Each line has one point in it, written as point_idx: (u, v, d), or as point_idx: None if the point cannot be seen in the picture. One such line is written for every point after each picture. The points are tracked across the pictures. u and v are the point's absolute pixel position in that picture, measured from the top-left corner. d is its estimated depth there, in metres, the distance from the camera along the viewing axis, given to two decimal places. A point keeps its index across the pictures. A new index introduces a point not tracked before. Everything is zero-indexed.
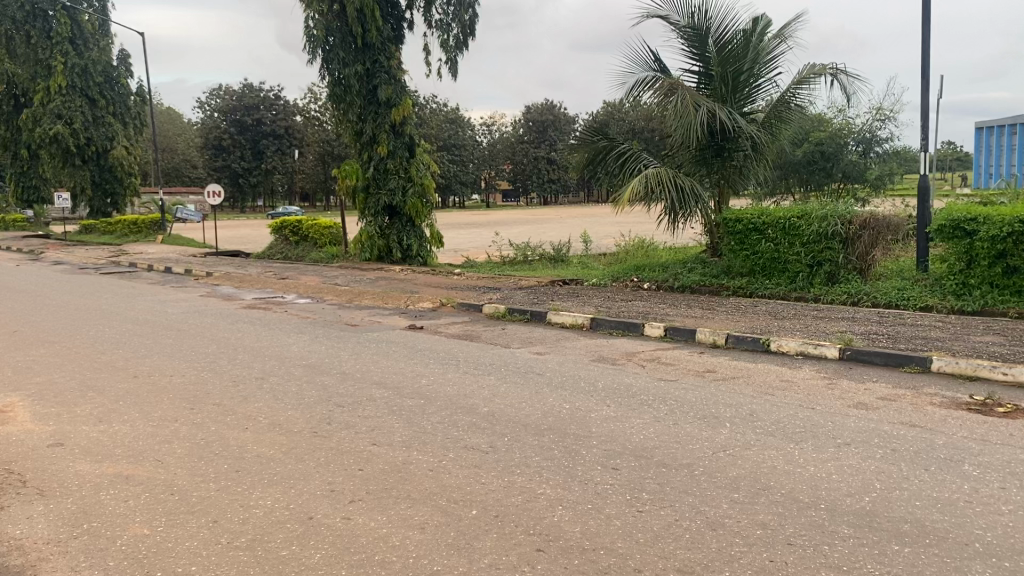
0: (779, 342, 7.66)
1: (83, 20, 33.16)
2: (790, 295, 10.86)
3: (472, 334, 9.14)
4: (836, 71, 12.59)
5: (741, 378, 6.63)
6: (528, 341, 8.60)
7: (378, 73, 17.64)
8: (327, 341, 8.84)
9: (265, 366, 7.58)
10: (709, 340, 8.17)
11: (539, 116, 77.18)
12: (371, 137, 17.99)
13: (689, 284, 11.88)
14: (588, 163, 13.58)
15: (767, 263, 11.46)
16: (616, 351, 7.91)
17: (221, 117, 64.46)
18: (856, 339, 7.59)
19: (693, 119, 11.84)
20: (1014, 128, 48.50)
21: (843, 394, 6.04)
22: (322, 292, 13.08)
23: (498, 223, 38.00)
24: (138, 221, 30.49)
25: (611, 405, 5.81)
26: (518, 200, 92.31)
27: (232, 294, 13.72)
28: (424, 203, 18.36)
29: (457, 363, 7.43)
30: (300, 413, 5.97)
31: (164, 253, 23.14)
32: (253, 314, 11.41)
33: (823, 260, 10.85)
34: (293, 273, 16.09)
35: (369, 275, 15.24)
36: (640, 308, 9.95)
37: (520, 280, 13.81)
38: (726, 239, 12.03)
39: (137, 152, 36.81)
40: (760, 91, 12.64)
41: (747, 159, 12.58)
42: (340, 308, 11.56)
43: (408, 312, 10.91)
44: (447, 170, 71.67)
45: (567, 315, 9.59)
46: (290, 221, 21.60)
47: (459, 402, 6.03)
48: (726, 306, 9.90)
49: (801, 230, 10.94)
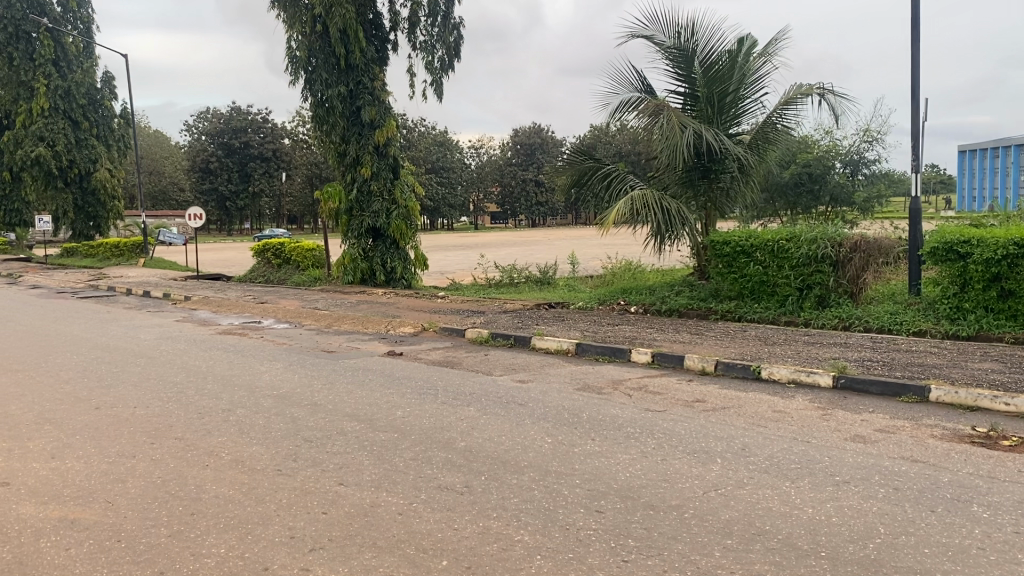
0: (770, 369, 7.36)
1: (67, 41, 32.91)
2: (779, 320, 10.57)
3: (453, 361, 8.82)
4: (824, 92, 12.42)
5: (732, 408, 6.32)
6: (510, 368, 8.28)
7: (362, 94, 17.37)
8: (301, 369, 8.48)
9: (234, 397, 7.24)
10: (698, 366, 7.87)
11: (527, 139, 77.26)
12: (354, 158, 17.70)
13: (677, 308, 11.61)
14: (573, 184, 13.33)
15: (755, 286, 11.17)
16: (601, 379, 7.60)
17: (208, 139, 64.18)
18: (850, 365, 7.31)
19: (679, 140, 11.58)
20: (998, 151, 48.80)
21: (839, 425, 5.75)
22: (302, 317, 12.73)
23: (485, 246, 37.74)
24: (120, 243, 30.07)
25: (595, 439, 5.49)
26: (506, 222, 92.25)
27: (209, 319, 13.35)
28: (408, 224, 18.07)
29: (435, 392, 7.11)
30: (266, 449, 5.62)
31: (144, 276, 22.72)
32: (228, 340, 11.05)
33: (813, 283, 10.58)
34: (273, 297, 15.73)
35: (351, 299, 14.91)
36: (627, 332, 9.65)
37: (505, 303, 13.50)
38: (714, 262, 11.77)
39: (120, 174, 36.43)
40: (747, 112, 12.43)
41: (734, 180, 12.35)
42: (318, 333, 11.22)
43: (389, 337, 10.57)
44: (434, 193, 71.55)
45: (551, 340, 9.28)
46: (272, 244, 21.25)
47: (435, 436, 5.70)
48: (715, 330, 9.61)
49: (790, 252, 10.69)
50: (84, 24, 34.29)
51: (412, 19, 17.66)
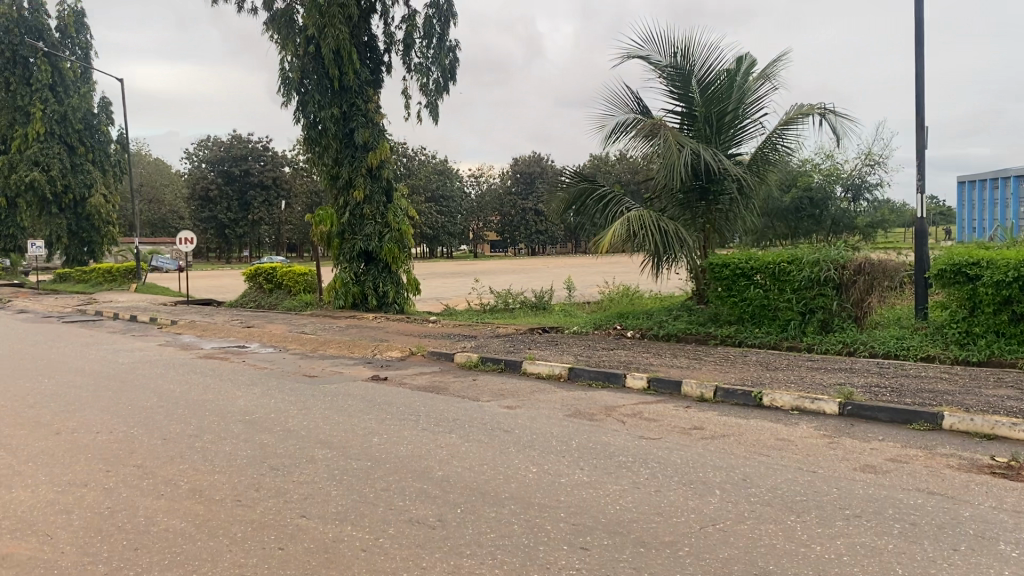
0: (772, 396, 6.96)
1: (64, 67, 32.85)
2: (781, 345, 10.19)
3: (439, 386, 8.40)
4: (825, 112, 12.11)
5: (732, 436, 5.91)
6: (499, 394, 7.87)
7: (355, 116, 17.08)
8: (280, 394, 8.07)
9: (204, 422, 6.82)
10: (696, 392, 7.46)
11: (527, 168, 77.14)
12: (347, 181, 17.38)
13: (675, 333, 11.23)
14: (569, 206, 13.02)
15: (756, 311, 10.79)
16: (594, 405, 7.19)
17: (208, 167, 64.03)
18: (857, 392, 6.89)
19: (677, 160, 11.27)
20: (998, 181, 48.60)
21: (847, 454, 5.33)
22: (287, 341, 12.32)
23: (482, 273, 37.32)
24: (113, 269, 29.73)
25: (584, 468, 5.08)
26: (505, 251, 91.95)
27: (192, 343, 12.95)
28: (401, 248, 17.72)
29: (417, 418, 6.70)
30: (228, 478, 5.19)
31: (134, 301, 22.34)
32: (209, 364, 10.64)
33: (816, 307, 10.22)
34: (260, 321, 15.33)
35: (341, 323, 14.53)
36: (623, 357, 9.25)
37: (497, 328, 13.11)
38: (714, 286, 11.40)
39: (115, 200, 36.17)
40: (747, 132, 12.10)
41: (733, 202, 12.02)
42: (303, 357, 10.82)
43: (375, 362, 10.16)
44: (433, 221, 71.30)
45: (543, 365, 8.87)
46: (264, 269, 20.88)
47: (412, 464, 5.29)
48: (713, 355, 9.21)
49: (792, 275, 10.32)
50: (82, 50, 34.22)
51: (407, 41, 17.42)
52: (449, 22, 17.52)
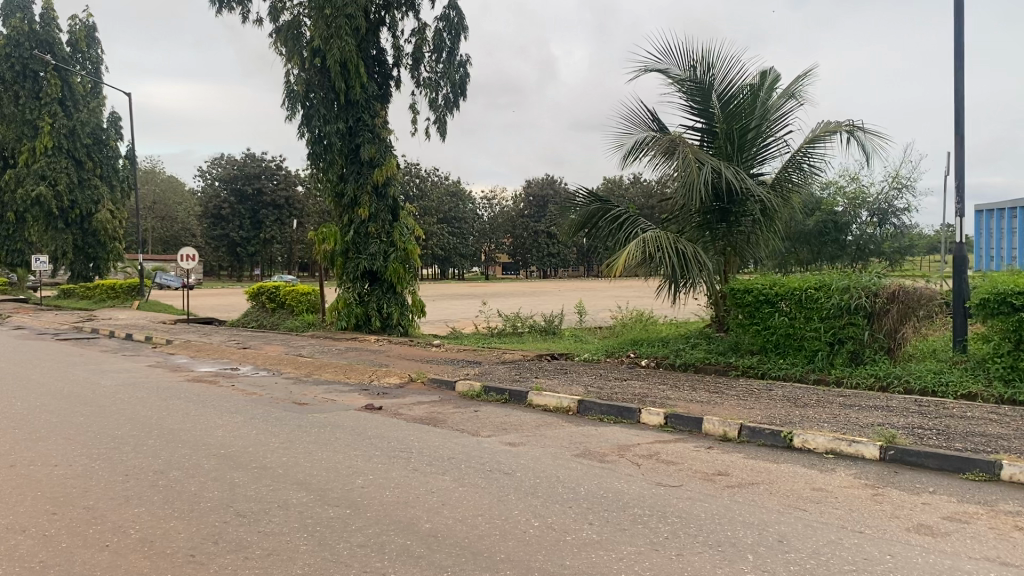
0: (804, 437, 6.27)
1: (74, 81, 32.62)
2: (807, 378, 9.50)
3: (437, 418, 7.74)
4: (853, 129, 11.47)
5: (762, 486, 5.22)
6: (501, 428, 7.20)
7: (362, 132, 16.53)
8: (264, 424, 7.42)
9: (174, 456, 6.17)
10: (719, 431, 6.78)
11: (540, 190, 76.41)
12: (352, 198, 16.79)
13: (692, 362, 10.55)
14: (582, 226, 12.39)
15: (780, 340, 10.12)
16: (605, 443, 6.51)
17: (221, 185, 63.92)
18: (900, 434, 6.18)
19: (696, 178, 10.64)
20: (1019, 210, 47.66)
21: (897, 510, 4.63)
22: (281, 365, 11.68)
23: (492, 296, 36.51)
24: (116, 285, 29.23)
25: (593, 524, 4.39)
26: (517, 273, 91.20)
27: (183, 365, 12.33)
28: (407, 268, 17.11)
29: (408, 455, 6.04)
30: (186, 526, 4.53)
31: (133, 319, 21.73)
32: (196, 388, 10.00)
33: (845, 337, 9.53)
34: (258, 342, 14.72)
35: (340, 345, 13.90)
36: (637, 389, 8.56)
37: (504, 354, 12.44)
38: (734, 313, 10.76)
39: (122, 216, 35.78)
40: (770, 150, 11.44)
41: (755, 224, 11.34)
42: (295, 383, 10.17)
43: (371, 389, 9.51)
44: (445, 242, 70.68)
45: (550, 396, 8.20)
46: (267, 287, 20.29)
47: (396, 514, 4.62)
48: (736, 389, 8.51)
49: (820, 303, 9.63)
50: (92, 65, 34.00)
51: (417, 54, 16.91)
52: (460, 35, 16.98)
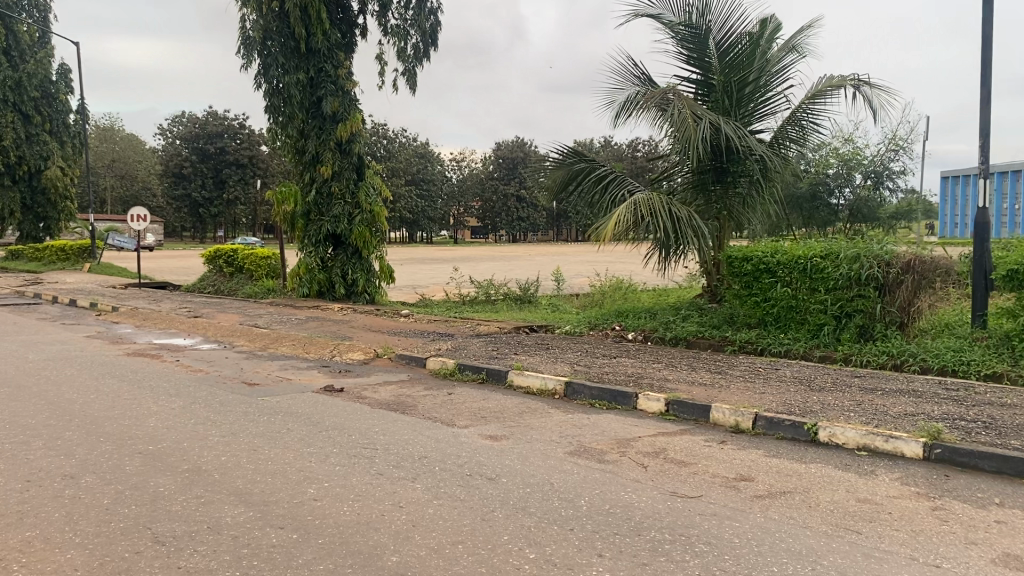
0: (831, 431, 5.43)
1: (21, 30, 30.67)
2: (812, 354, 8.67)
3: (406, 403, 6.79)
4: (859, 83, 10.59)
5: (797, 497, 4.35)
6: (480, 416, 6.28)
7: (324, 83, 15.26)
8: (206, 411, 6.41)
9: (93, 455, 5.16)
10: (730, 421, 5.91)
11: (509, 153, 74.69)
12: (314, 155, 15.61)
13: (684, 336, 9.69)
14: (563, 187, 11.42)
15: (781, 313, 9.28)
16: (600, 436, 5.62)
17: (182, 143, 61.74)
18: (945, 428, 5.33)
19: (693, 134, 9.70)
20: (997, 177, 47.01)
21: (971, 534, 3.78)
22: (234, 337, 10.63)
23: (461, 261, 35.23)
24: (66, 247, 27.72)
25: (604, 557, 3.49)
26: (486, 236, 89.83)
27: (125, 335, 11.23)
28: (373, 231, 16.01)
29: (371, 455, 5.08)
30: (86, 560, 3.54)
31: (81, 283, 20.43)
32: (135, 363, 8.93)
33: (854, 310, 8.70)
34: (210, 311, 13.62)
35: (301, 314, 12.86)
36: (629, 368, 7.67)
37: (478, 324, 11.51)
38: (730, 282, 9.92)
39: (74, 173, 34.00)
40: (771, 105, 10.50)
41: (752, 186, 10.44)
42: (247, 358, 9.16)
43: (331, 367, 8.52)
44: (412, 205, 69.09)
45: (533, 377, 7.29)
46: (224, 251, 19.10)
47: (356, 542, 3.67)
48: (738, 369, 7.65)
49: (827, 273, 8.76)
50: (40, 13, 32.02)
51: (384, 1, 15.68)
52: None
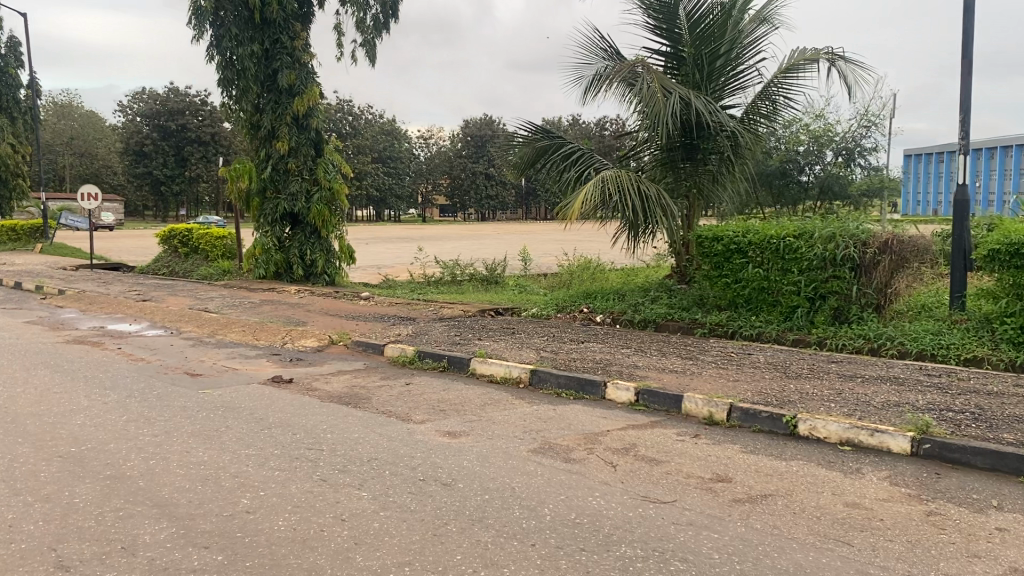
0: (812, 423, 5.08)
1: None
2: (785, 338, 8.34)
3: (360, 395, 6.34)
4: (834, 58, 10.20)
5: (779, 502, 3.98)
6: (438, 409, 5.84)
7: (279, 55, 14.68)
8: (140, 406, 5.90)
9: (6, 459, 4.65)
10: (703, 412, 5.52)
11: (478, 130, 73.71)
12: (270, 130, 14.97)
13: (652, 319, 9.31)
14: (530, 163, 10.97)
15: (753, 295, 8.91)
16: (566, 431, 5.21)
17: (142, 120, 60.17)
18: (934, 421, 4.99)
19: (663, 108, 9.26)
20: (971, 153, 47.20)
21: (972, 545, 3.44)
22: (182, 322, 10.06)
23: (428, 240, 34.48)
24: (16, 227, 26.73)
25: None
26: (454, 215, 88.93)
27: (67, 320, 10.63)
28: (333, 210, 15.43)
29: (315, 457, 4.63)
30: None
31: (30, 264, 19.60)
32: (72, 352, 8.36)
33: (828, 292, 8.33)
34: (161, 294, 13.01)
35: (256, 297, 12.32)
36: (598, 354, 7.27)
37: (442, 307, 11.05)
38: (700, 263, 9.53)
39: (26, 150, 32.79)
40: (742, 79, 10.11)
41: (723, 163, 10.04)
42: (194, 345, 8.63)
43: (283, 355, 8.04)
44: (379, 182, 68.05)
45: (497, 365, 6.88)
46: (179, 230, 18.41)
47: (287, 566, 3.24)
48: (711, 354, 7.29)
49: (801, 253, 8.40)
50: None
51: None
52: None
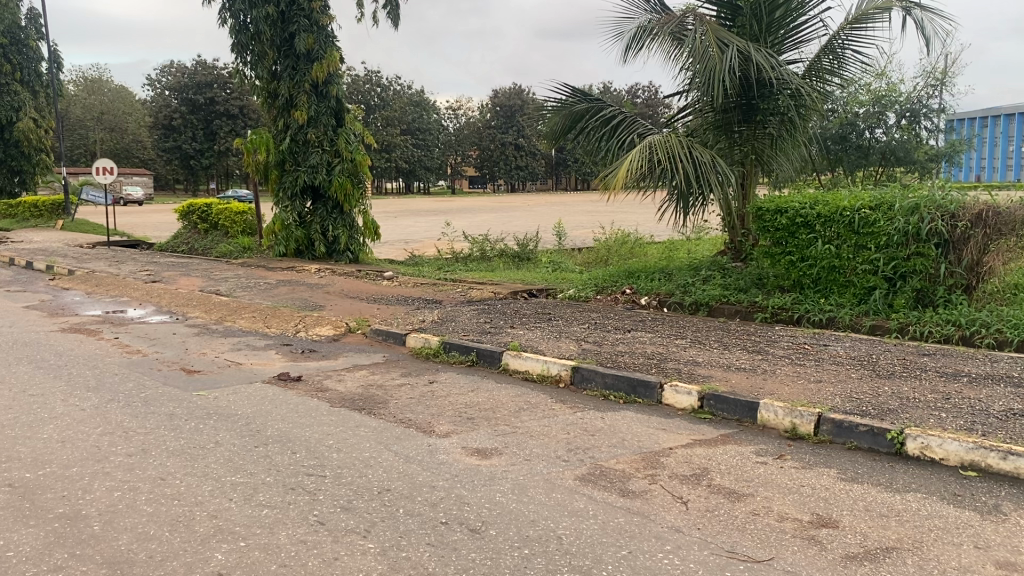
0: (923, 441, 4.13)
1: None
2: (860, 324, 7.36)
3: (375, 398, 5.45)
4: (909, 6, 9.06)
5: (909, 561, 3.03)
6: (465, 418, 4.93)
7: (296, 18, 13.75)
8: (120, 414, 5.06)
9: None
10: (785, 423, 4.63)
11: (507, 100, 72.38)
12: (288, 99, 14.09)
13: (707, 302, 8.36)
14: (565, 131, 9.98)
15: (822, 275, 7.92)
16: (619, 450, 4.30)
17: (172, 93, 59.63)
18: None
19: (718, 65, 8.25)
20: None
21: None
22: (189, 307, 9.25)
23: (457, 212, 33.54)
24: (37, 203, 26.17)
25: None
26: (483, 187, 87.80)
27: (69, 304, 9.87)
28: (355, 183, 14.56)
29: (315, 488, 3.76)
30: None
31: (48, 242, 18.96)
32: (64, 342, 7.57)
33: (910, 272, 7.35)
34: (173, 274, 12.25)
35: (272, 277, 11.51)
36: (648, 347, 6.32)
37: (470, 288, 10.16)
38: (760, 238, 8.54)
39: (48, 125, 32.17)
40: (803, 31, 9.02)
41: (785, 125, 9.00)
42: (198, 334, 7.82)
43: (294, 346, 7.18)
44: (409, 154, 67.11)
45: (532, 360, 5.99)
46: (197, 206, 17.69)
47: None
48: (781, 347, 6.33)
49: (880, 228, 7.39)
50: None
51: None
52: None
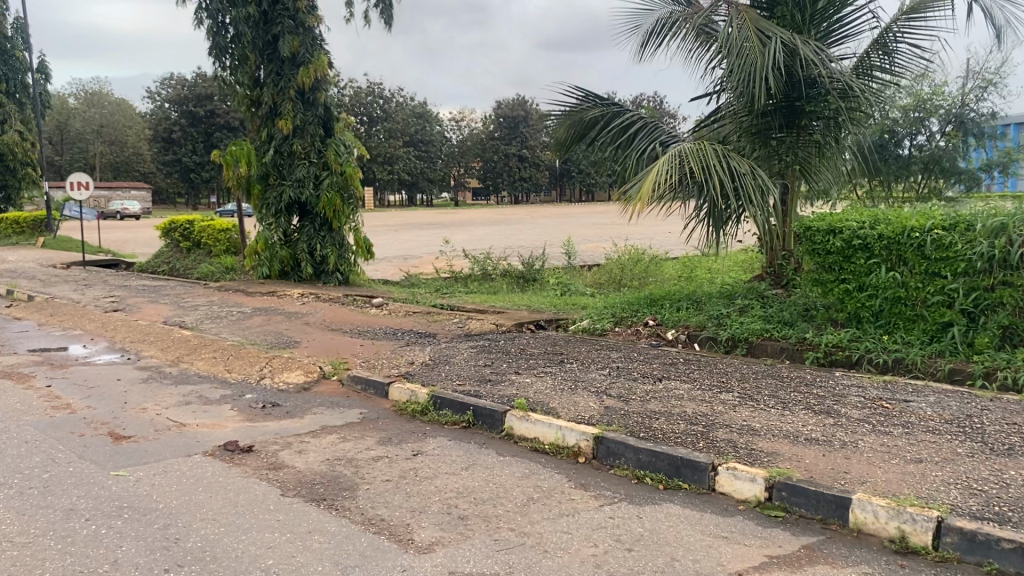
0: None
1: None
2: (937, 367, 6.08)
3: (341, 481, 4.21)
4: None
5: None
6: (456, 518, 3.69)
7: (280, 19, 12.61)
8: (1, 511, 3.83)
9: None
10: (890, 530, 3.41)
11: (511, 111, 71.29)
12: (271, 107, 12.91)
13: (748, 337, 7.13)
14: (576, 140, 8.76)
15: (885, 307, 6.67)
16: None
17: (171, 106, 58.75)
18: None
19: (758, 59, 7.04)
20: None
21: None
22: (146, 344, 8.04)
23: (457, 227, 32.28)
24: (20, 220, 25.07)
25: None
26: (486, 199, 86.47)
27: (13, 339, 8.67)
28: (345, 197, 13.34)
29: None
30: None
31: (20, 262, 17.78)
32: None
33: (995, 305, 6.08)
34: (141, 300, 11.06)
35: (249, 304, 10.31)
36: (685, 405, 5.09)
37: (469, 318, 8.95)
38: (807, 262, 7.29)
39: (34, 138, 31.07)
40: (850, 23, 7.82)
41: (831, 129, 7.76)
42: (144, 381, 6.61)
43: (254, 398, 5.96)
44: (411, 166, 65.91)
45: (543, 425, 4.77)
46: (180, 223, 16.51)
47: None
48: (853, 404, 5.07)
49: (956, 252, 6.15)
50: None
51: None
52: None
